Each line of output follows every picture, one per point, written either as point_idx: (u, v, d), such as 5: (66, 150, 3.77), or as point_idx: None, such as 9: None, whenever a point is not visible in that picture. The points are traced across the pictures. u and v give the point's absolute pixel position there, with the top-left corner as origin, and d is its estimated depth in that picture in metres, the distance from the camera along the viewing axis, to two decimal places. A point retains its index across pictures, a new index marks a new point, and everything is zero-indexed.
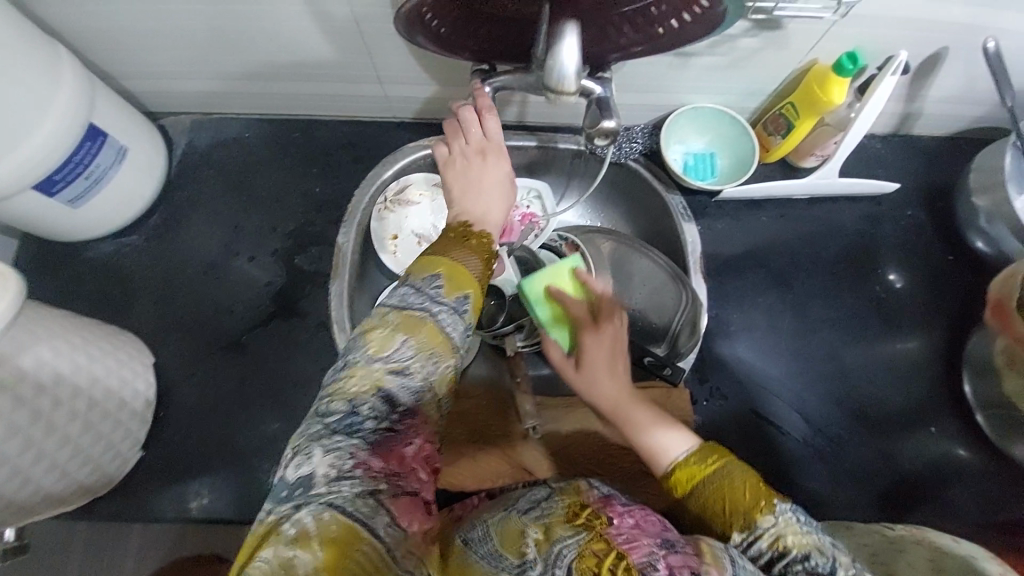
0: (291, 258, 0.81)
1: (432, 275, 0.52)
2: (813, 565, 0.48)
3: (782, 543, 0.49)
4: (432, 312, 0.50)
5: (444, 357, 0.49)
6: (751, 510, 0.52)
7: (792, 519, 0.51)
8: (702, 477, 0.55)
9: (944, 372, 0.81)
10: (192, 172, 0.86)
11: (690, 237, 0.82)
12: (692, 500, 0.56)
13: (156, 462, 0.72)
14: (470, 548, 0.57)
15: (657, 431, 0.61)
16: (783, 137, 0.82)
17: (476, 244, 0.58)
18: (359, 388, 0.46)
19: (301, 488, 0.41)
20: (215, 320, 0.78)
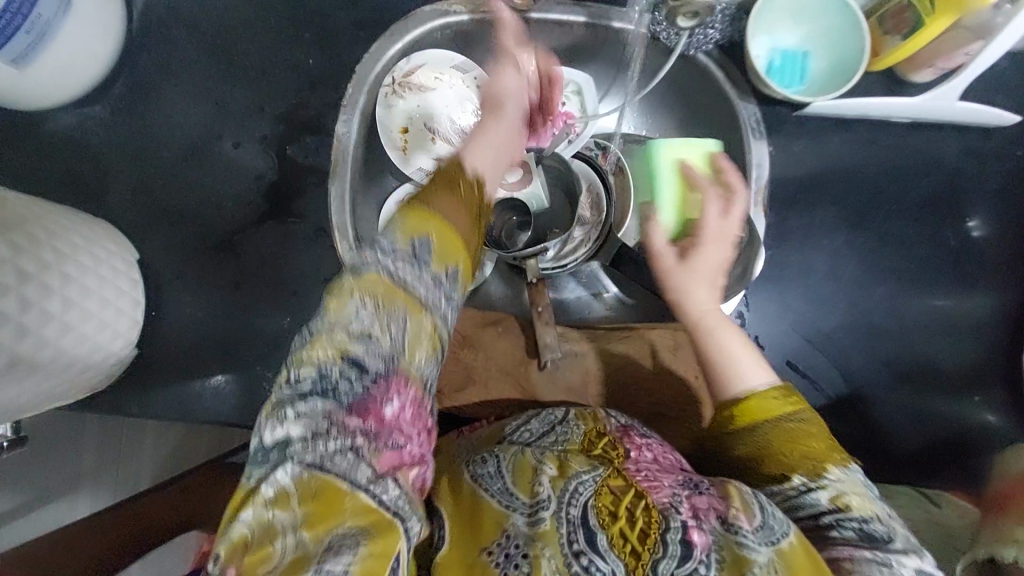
0: (285, 149, 0.70)
1: (421, 239, 0.42)
2: (869, 528, 0.46)
3: (844, 500, 0.47)
4: (389, 265, 0.41)
5: (413, 317, 0.41)
6: (823, 462, 0.50)
7: (856, 482, 0.49)
8: (773, 417, 0.52)
9: None
10: (160, 29, 0.71)
11: (756, 160, 0.70)
12: (753, 435, 0.52)
13: (151, 364, 0.68)
14: (480, 483, 0.50)
15: (740, 362, 0.56)
16: (903, 38, 0.66)
17: (465, 193, 0.47)
18: (322, 354, 0.39)
19: (276, 452, 0.38)
20: (203, 216, 0.69)
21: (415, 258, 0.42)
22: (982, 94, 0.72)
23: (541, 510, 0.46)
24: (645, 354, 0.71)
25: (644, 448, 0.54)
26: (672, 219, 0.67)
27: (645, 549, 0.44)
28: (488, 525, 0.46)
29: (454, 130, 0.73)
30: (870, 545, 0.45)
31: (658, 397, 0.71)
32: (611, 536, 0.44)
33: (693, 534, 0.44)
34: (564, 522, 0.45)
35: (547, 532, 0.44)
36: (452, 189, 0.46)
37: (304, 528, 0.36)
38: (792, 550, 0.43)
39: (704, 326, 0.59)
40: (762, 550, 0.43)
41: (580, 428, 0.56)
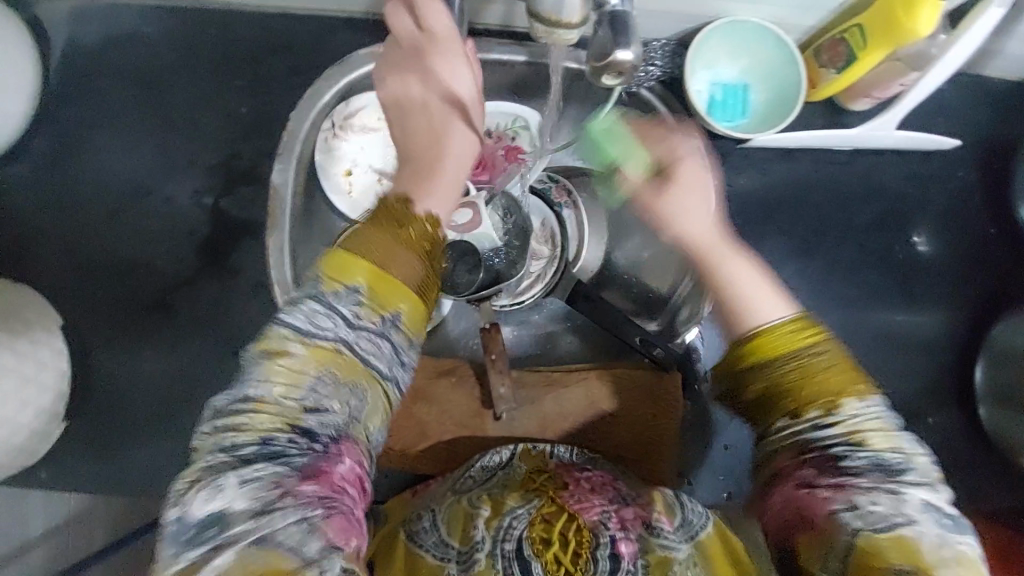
0: (221, 203, 0.67)
1: (353, 287, 0.41)
2: (881, 461, 0.38)
3: (862, 434, 0.39)
4: (346, 338, 0.40)
5: (369, 388, 0.40)
6: (839, 393, 0.40)
7: (878, 417, 0.39)
8: (790, 351, 0.41)
9: (957, 357, 0.74)
10: (81, 81, 0.67)
11: None
12: (775, 369, 0.41)
13: (82, 438, 0.64)
14: (416, 538, 0.52)
15: (750, 285, 0.46)
16: (839, 71, 0.66)
17: (418, 236, 0.44)
18: (268, 423, 0.37)
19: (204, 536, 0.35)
20: (133, 276, 0.65)
21: (347, 301, 0.40)
22: (921, 120, 0.73)
23: (476, 551, 0.48)
24: (604, 394, 0.70)
25: (581, 479, 0.55)
26: (639, 160, 0.54)
27: (577, 567, 0.46)
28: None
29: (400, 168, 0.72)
30: (881, 477, 0.38)
31: (617, 439, 0.70)
32: (546, 562, 0.46)
33: (621, 545, 0.47)
34: (498, 558, 0.47)
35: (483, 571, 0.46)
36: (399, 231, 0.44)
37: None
38: (709, 541, 0.50)
39: (715, 253, 0.48)
40: (682, 547, 0.49)
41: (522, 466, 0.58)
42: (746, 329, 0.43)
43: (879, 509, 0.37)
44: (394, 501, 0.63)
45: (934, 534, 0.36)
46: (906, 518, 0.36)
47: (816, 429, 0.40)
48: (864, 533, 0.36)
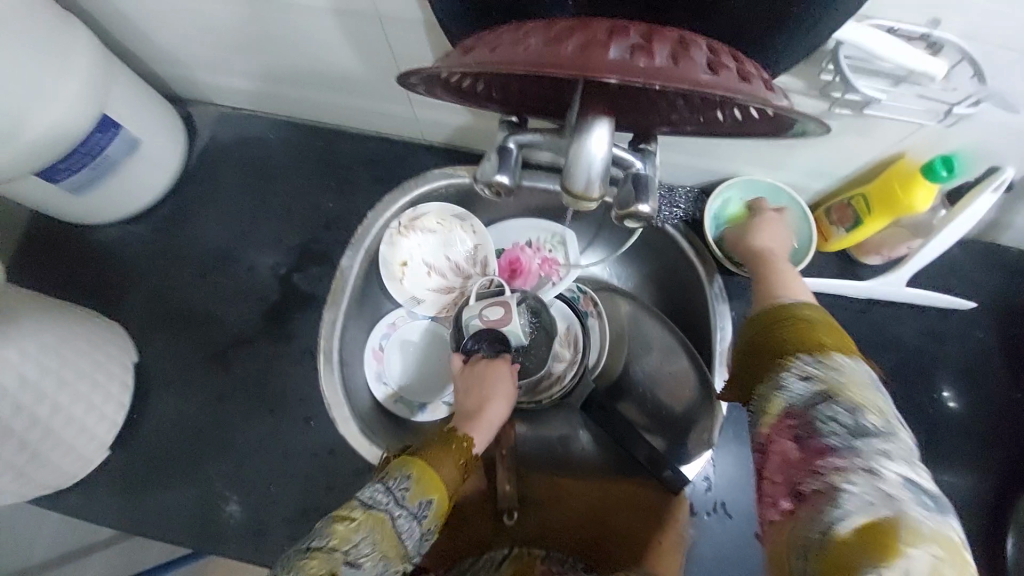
0: (293, 276, 0.78)
1: (428, 500, 0.55)
2: (851, 424, 0.44)
3: (838, 386, 0.46)
4: (395, 515, 0.52)
5: (395, 564, 0.52)
6: (826, 349, 0.49)
7: (865, 377, 0.47)
8: (790, 321, 0.54)
9: (992, 528, 0.70)
10: (210, 168, 0.84)
11: (722, 323, 0.74)
12: (769, 336, 0.54)
13: (116, 470, 0.69)
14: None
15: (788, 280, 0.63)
16: (847, 230, 0.74)
17: (458, 451, 0.60)
18: (317, 571, 0.47)
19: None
20: (204, 328, 0.75)
21: (416, 517, 0.54)
22: (935, 280, 0.78)
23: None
24: (608, 509, 0.71)
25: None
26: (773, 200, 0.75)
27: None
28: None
29: (449, 266, 0.85)
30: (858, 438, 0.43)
31: (619, 558, 0.68)
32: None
33: None
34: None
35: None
36: (449, 450, 0.60)
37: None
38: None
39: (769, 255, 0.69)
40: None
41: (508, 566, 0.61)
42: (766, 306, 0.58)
43: (855, 490, 0.40)
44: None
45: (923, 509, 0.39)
46: (896, 498, 0.39)
47: (795, 381, 0.48)
48: (837, 514, 0.40)
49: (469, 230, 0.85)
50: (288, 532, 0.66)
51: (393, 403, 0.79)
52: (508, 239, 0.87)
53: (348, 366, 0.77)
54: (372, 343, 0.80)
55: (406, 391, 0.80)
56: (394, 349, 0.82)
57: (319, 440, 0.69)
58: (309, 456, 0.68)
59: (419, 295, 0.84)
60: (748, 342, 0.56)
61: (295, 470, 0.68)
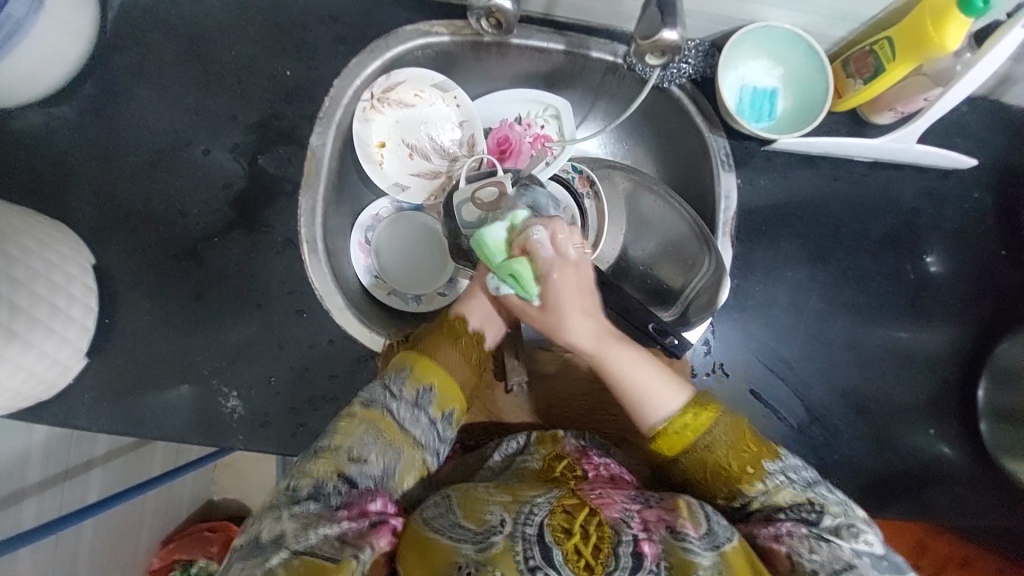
0: (259, 160, 0.69)
1: (426, 386, 0.59)
2: (797, 514, 0.53)
3: (770, 501, 0.55)
4: (392, 406, 0.57)
5: (405, 451, 0.56)
6: (738, 482, 0.56)
7: (782, 485, 0.55)
8: (683, 446, 0.58)
9: (961, 373, 0.75)
10: (134, 33, 0.70)
11: (725, 192, 0.72)
12: (680, 463, 0.59)
13: (98, 375, 0.64)
14: (430, 522, 0.50)
15: (653, 389, 0.59)
16: (864, 82, 0.69)
17: (467, 343, 0.63)
18: (324, 471, 0.51)
19: (263, 549, 0.46)
20: (167, 222, 0.67)
21: (420, 405, 0.58)
22: (940, 140, 0.76)
23: (492, 534, 0.47)
24: None
25: (601, 470, 0.58)
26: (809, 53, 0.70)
27: (598, 562, 0.45)
28: (438, 562, 0.46)
29: (434, 147, 0.78)
30: (806, 525, 0.52)
31: (623, 423, 0.70)
32: (566, 551, 0.46)
33: (644, 545, 0.47)
34: (518, 540, 0.46)
35: (499, 554, 0.46)
36: (456, 344, 0.62)
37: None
38: (733, 551, 0.48)
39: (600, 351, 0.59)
40: (706, 554, 0.48)
41: (540, 454, 0.60)
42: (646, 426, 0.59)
43: (817, 559, 0.50)
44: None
45: (874, 574, 0.48)
46: (846, 564, 0.49)
47: (737, 505, 0.57)
48: None
49: (454, 103, 0.76)
50: (296, 420, 0.65)
51: (387, 296, 0.74)
52: (496, 114, 0.79)
53: (334, 257, 0.71)
54: (356, 235, 0.74)
55: (400, 283, 0.75)
56: (380, 240, 0.75)
57: (316, 331, 0.66)
58: (307, 347, 0.66)
59: (402, 180, 0.77)
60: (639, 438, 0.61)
61: (295, 361, 0.66)
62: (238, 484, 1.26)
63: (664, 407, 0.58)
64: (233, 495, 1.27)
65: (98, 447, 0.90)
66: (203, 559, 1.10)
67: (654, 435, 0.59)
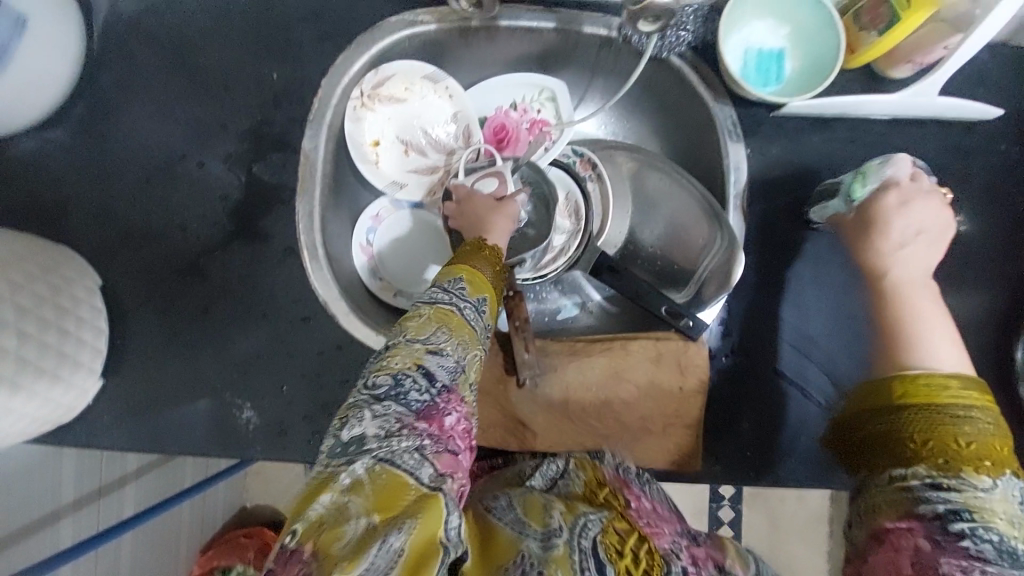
0: (253, 168, 0.68)
1: (479, 298, 0.55)
2: (1002, 545, 0.44)
3: (983, 509, 0.45)
4: (460, 307, 0.53)
5: (471, 347, 0.52)
6: (982, 466, 0.47)
7: (1010, 501, 0.46)
8: (947, 403, 0.50)
9: (999, 337, 0.71)
10: (119, 49, 0.69)
11: (736, 165, 0.69)
12: (906, 414, 0.51)
13: (113, 394, 0.65)
14: (492, 514, 0.51)
15: (935, 340, 0.54)
16: (878, 34, 0.64)
17: (493, 257, 0.60)
18: (400, 365, 0.47)
19: (344, 451, 0.43)
20: (167, 238, 0.67)
21: (478, 309, 0.54)
22: (962, 91, 0.71)
23: (553, 537, 0.46)
24: (627, 364, 0.67)
25: (643, 498, 0.56)
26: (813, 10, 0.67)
27: None
28: (499, 552, 0.46)
29: (430, 141, 0.75)
30: (1010, 562, 0.44)
31: (644, 412, 0.66)
32: (618, 570, 0.45)
33: None
34: (576, 550, 0.45)
35: (561, 557, 0.44)
36: (482, 255, 0.59)
37: (375, 515, 0.39)
38: None
39: (910, 284, 0.57)
40: None
41: (581, 477, 0.57)
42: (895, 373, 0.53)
43: None
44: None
45: None
46: None
47: (931, 492, 0.47)
48: None
49: (446, 94, 0.74)
50: (311, 427, 0.65)
51: (392, 297, 0.72)
52: (490, 103, 0.76)
53: (336, 261, 0.70)
54: (357, 238, 0.73)
55: (405, 283, 0.73)
56: (383, 241, 0.74)
57: (323, 337, 0.66)
58: (316, 353, 0.66)
59: (400, 178, 0.75)
60: (879, 387, 0.54)
61: (305, 368, 0.65)
62: (268, 489, 1.28)
63: (938, 361, 0.53)
64: (263, 501, 1.29)
65: (128, 463, 0.92)
66: (241, 564, 1.13)
67: (901, 378, 0.52)
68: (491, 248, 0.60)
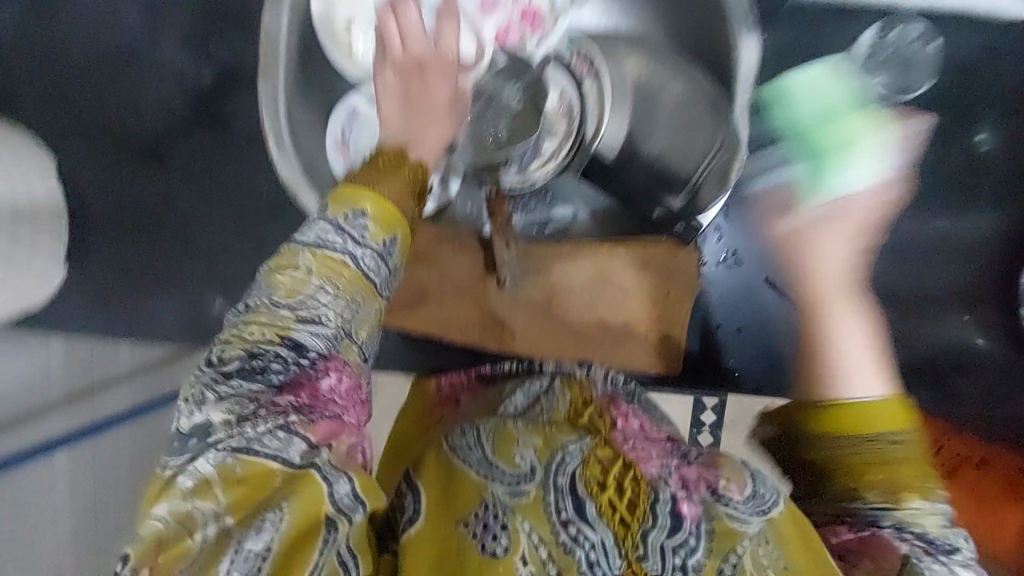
0: (209, 45, 0.61)
1: (390, 237, 0.48)
2: (927, 541, 0.41)
3: (887, 502, 0.43)
4: (352, 254, 0.46)
5: (367, 300, 0.46)
6: (897, 487, 0.43)
7: (930, 509, 0.42)
8: (868, 428, 0.44)
9: (1005, 258, 0.67)
10: None
11: (748, 56, 0.62)
12: (819, 431, 0.46)
13: (80, 285, 0.63)
14: (458, 453, 0.49)
15: (858, 356, 0.47)
16: None
17: (411, 175, 0.51)
18: (261, 335, 0.42)
19: (199, 441, 0.39)
20: (123, 121, 0.62)
21: (384, 253, 0.48)
22: None
23: (525, 481, 0.46)
24: (613, 269, 0.64)
25: (629, 416, 0.55)
26: None
27: (633, 517, 0.44)
28: (464, 496, 0.46)
29: None
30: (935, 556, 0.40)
31: (625, 315, 0.65)
32: (599, 505, 0.45)
33: (683, 505, 0.44)
34: (551, 490, 0.46)
35: (531, 505, 0.45)
36: (398, 173, 0.50)
37: (229, 513, 0.35)
38: (783, 519, 0.43)
39: (828, 295, 0.48)
40: (753, 521, 0.43)
41: (565, 399, 0.57)
42: (826, 396, 0.46)
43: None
44: (414, 393, 0.70)
45: None
46: None
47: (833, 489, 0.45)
48: None
49: None
50: None
51: None
52: None
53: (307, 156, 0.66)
54: (333, 129, 0.63)
55: None
56: (363, 136, 0.64)
57: (294, 233, 0.63)
58: (287, 249, 0.63)
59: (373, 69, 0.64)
60: (804, 410, 0.47)
61: (277, 265, 0.63)
62: None
63: (855, 379, 0.46)
64: None
65: None
66: None
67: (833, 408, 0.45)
68: (412, 166, 0.51)
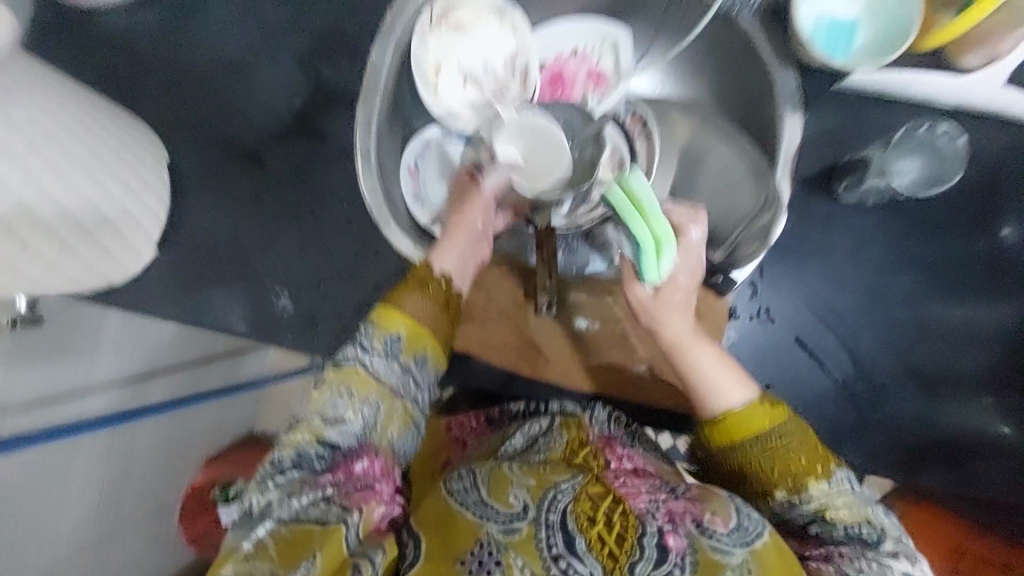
0: (319, 72, 0.71)
1: (393, 334, 0.54)
2: (856, 533, 0.52)
3: (827, 511, 0.53)
4: (363, 360, 0.53)
5: (383, 400, 0.52)
6: (802, 477, 0.54)
7: (846, 492, 0.54)
8: (749, 434, 0.55)
9: None
10: None
11: (790, 132, 0.68)
12: (737, 450, 0.56)
13: (165, 263, 0.69)
14: (455, 493, 0.50)
15: (715, 373, 0.57)
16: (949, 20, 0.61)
17: (436, 294, 0.57)
18: (302, 439, 0.51)
19: (255, 516, 0.48)
20: (233, 126, 0.71)
21: (387, 355, 0.53)
22: None
23: (516, 519, 0.48)
24: None
25: (623, 459, 0.59)
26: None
27: (622, 551, 0.47)
28: (460, 534, 0.47)
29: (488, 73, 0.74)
30: (866, 549, 0.52)
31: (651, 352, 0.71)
32: (589, 539, 0.47)
33: (668, 537, 0.48)
34: (541, 526, 0.48)
35: (523, 541, 0.47)
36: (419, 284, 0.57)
37: (279, 565, 0.44)
38: (764, 549, 0.48)
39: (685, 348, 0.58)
40: (736, 551, 0.48)
41: (563, 438, 0.60)
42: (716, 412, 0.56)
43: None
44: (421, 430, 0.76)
45: None
46: None
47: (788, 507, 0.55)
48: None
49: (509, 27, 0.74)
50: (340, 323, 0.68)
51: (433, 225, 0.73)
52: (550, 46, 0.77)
53: None
54: (406, 160, 0.73)
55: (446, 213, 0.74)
56: (431, 167, 0.75)
57: (363, 241, 0.69)
58: (355, 255, 0.69)
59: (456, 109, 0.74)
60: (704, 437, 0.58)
61: (343, 267, 0.69)
62: None
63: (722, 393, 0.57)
64: None
65: None
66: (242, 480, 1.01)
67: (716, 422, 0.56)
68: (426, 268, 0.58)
